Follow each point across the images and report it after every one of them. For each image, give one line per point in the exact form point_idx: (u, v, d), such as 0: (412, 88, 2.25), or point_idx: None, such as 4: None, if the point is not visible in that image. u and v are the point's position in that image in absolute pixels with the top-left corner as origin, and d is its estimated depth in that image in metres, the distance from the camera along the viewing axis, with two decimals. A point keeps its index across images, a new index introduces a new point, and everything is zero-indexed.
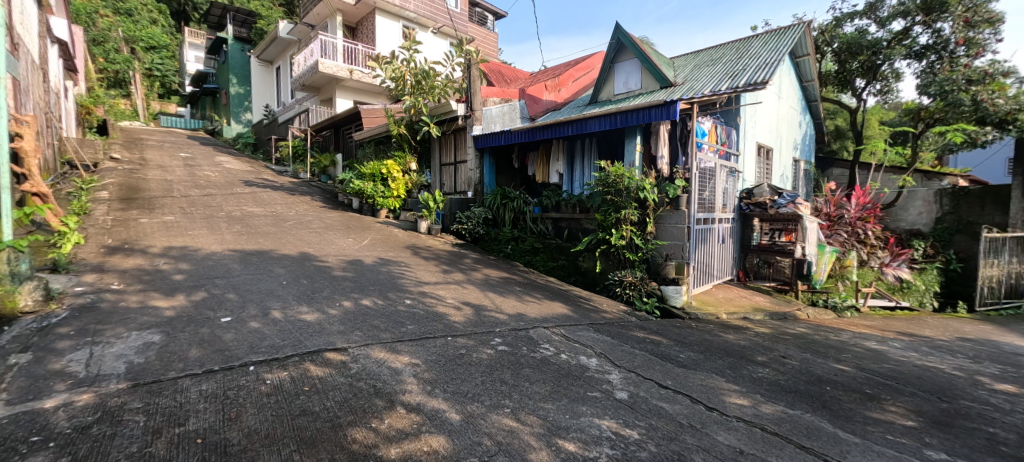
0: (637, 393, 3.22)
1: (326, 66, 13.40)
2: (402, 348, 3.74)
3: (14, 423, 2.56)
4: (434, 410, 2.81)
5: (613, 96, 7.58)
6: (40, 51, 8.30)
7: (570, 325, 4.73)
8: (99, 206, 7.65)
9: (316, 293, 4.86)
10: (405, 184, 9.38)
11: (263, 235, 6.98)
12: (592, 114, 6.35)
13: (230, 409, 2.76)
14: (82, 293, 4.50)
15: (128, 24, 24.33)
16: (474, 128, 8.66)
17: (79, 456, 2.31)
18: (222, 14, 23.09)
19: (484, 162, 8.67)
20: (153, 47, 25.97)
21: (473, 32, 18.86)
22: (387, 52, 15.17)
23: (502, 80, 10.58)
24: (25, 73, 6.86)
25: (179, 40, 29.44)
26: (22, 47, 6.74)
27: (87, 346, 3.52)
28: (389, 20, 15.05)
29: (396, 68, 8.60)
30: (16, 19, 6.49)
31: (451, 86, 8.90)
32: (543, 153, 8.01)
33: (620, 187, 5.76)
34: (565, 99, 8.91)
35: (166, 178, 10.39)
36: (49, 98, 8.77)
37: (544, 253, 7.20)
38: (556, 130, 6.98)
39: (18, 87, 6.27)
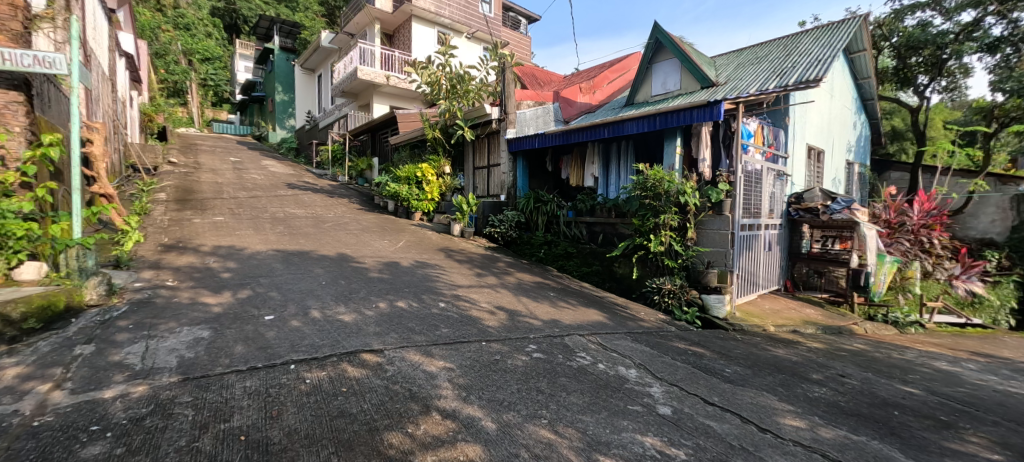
0: (681, 409, 3.11)
1: (365, 73, 13.77)
2: (436, 352, 3.76)
3: (76, 412, 2.68)
4: (469, 418, 2.80)
5: (650, 97, 7.41)
6: (110, 62, 8.95)
7: (607, 333, 4.62)
8: (157, 206, 8.14)
9: (353, 294, 4.95)
10: (440, 187, 9.50)
11: (303, 236, 7.20)
12: (630, 116, 6.16)
13: (272, 407, 2.84)
14: (141, 289, 4.63)
15: (185, 38, 26.06)
16: (507, 132, 8.51)
17: (133, 447, 2.40)
18: (267, 25, 24.21)
19: (518, 165, 8.65)
20: (208, 58, 27.52)
21: (507, 37, 18.86)
22: (422, 58, 15.46)
23: (535, 83, 10.61)
24: (96, 83, 7.40)
25: (231, 51, 31.12)
26: (93, 60, 7.22)
27: (144, 339, 3.62)
28: (425, 27, 15.32)
29: (432, 74, 8.72)
30: (89, 33, 6.96)
31: (486, 90, 8.91)
32: (577, 157, 7.87)
33: (659, 191, 5.56)
34: (599, 101, 8.94)
35: (217, 181, 10.96)
36: (117, 106, 9.40)
37: (577, 257, 7.11)
38: (591, 133, 6.84)
39: (89, 96, 6.69)
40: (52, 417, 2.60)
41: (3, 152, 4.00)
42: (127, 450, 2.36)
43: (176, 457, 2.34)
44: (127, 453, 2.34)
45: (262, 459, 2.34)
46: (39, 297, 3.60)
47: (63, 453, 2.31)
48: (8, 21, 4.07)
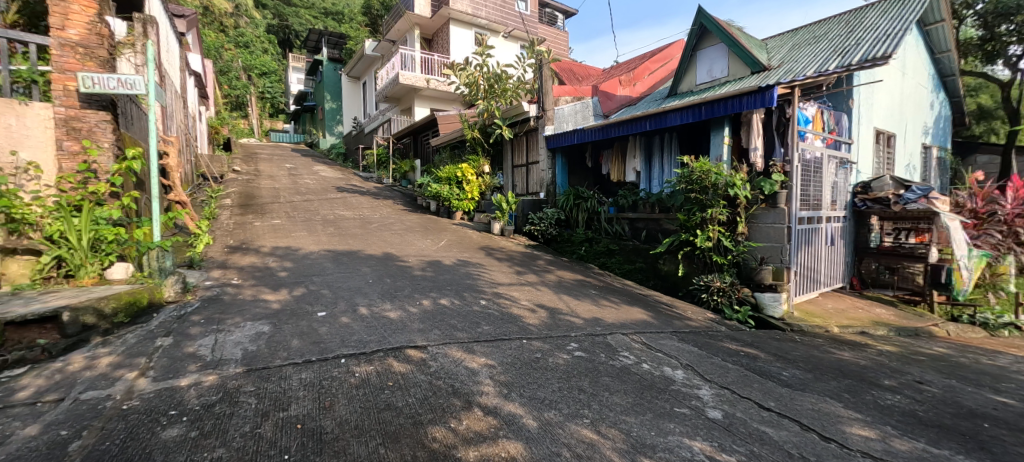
0: (733, 413, 2.96)
1: (406, 78, 14.24)
2: (478, 349, 3.82)
3: (157, 398, 2.95)
4: (510, 415, 2.82)
5: (695, 86, 7.10)
6: (181, 81, 9.79)
7: (651, 332, 4.49)
8: (224, 211, 8.84)
9: (398, 292, 5.12)
10: (479, 186, 9.60)
11: (352, 236, 7.56)
12: (673, 107, 5.93)
13: (325, 398, 3.00)
14: (210, 287, 5.03)
15: (245, 55, 28.17)
16: (546, 128, 8.56)
17: (205, 431, 2.62)
18: (317, 38, 25.62)
19: (557, 161, 8.58)
20: (265, 73, 29.56)
21: (544, 33, 18.81)
22: (460, 59, 15.74)
23: (572, 78, 10.54)
24: (169, 100, 8.13)
25: (285, 65, 33.13)
26: (167, 79, 7.95)
27: (214, 332, 3.92)
28: (463, 29, 15.64)
29: (469, 74, 9.01)
30: (162, 55, 7.66)
31: (523, 87, 9.06)
32: (618, 151, 7.70)
33: (706, 183, 5.30)
34: (640, 93, 8.48)
35: (275, 187, 11.73)
36: (188, 121, 10.26)
37: (620, 255, 6.97)
38: (632, 126, 6.66)
39: (164, 113, 7.38)
40: (138, 401, 2.88)
41: (95, 166, 4.49)
42: (200, 433, 2.57)
43: (241, 442, 2.52)
44: (200, 436, 2.56)
45: (316, 447, 2.48)
46: (126, 295, 3.99)
47: (147, 434, 2.56)
48: (95, 49, 4.56)
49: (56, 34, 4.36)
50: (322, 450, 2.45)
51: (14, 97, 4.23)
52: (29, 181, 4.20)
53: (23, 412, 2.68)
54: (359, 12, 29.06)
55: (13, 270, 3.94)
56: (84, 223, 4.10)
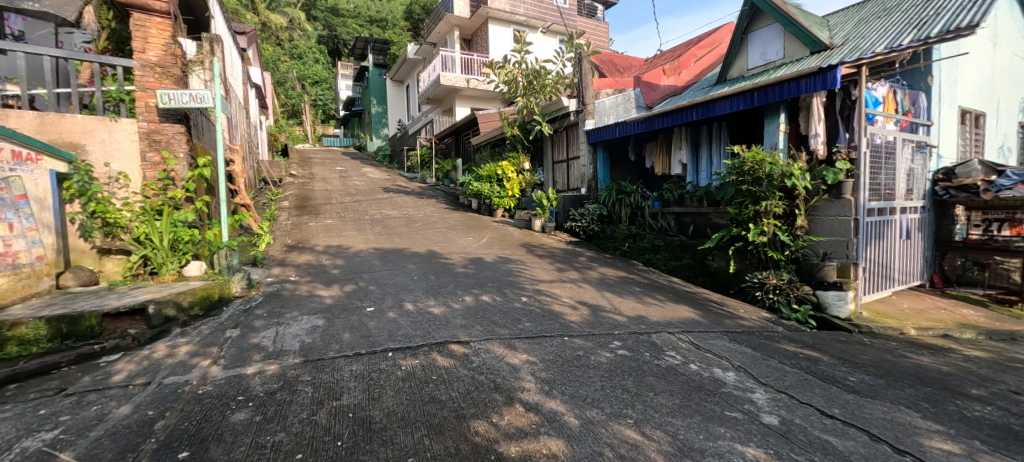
0: (791, 420, 2.78)
1: (446, 79, 14.54)
2: (519, 345, 3.85)
3: (228, 384, 3.23)
4: (552, 412, 2.82)
5: (746, 71, 6.68)
6: (243, 93, 10.58)
7: (700, 332, 4.31)
8: (283, 213, 9.47)
9: (441, 288, 5.26)
10: (519, 184, 9.82)
11: (398, 235, 7.85)
12: (721, 94, 5.64)
13: (374, 390, 3.15)
14: (271, 283, 5.42)
15: (299, 66, 29.92)
16: (586, 123, 8.41)
17: (268, 415, 2.84)
18: (363, 46, 26.72)
19: (598, 156, 8.41)
20: (316, 81, 31.24)
21: (582, 26, 18.49)
22: (499, 58, 15.82)
23: (614, 70, 10.44)
24: (234, 112, 8.85)
25: (335, 73, 34.84)
26: (231, 92, 8.64)
27: (275, 325, 4.23)
28: (502, 27, 15.65)
29: (508, 72, 8.88)
30: (227, 70, 8.33)
31: (562, 82, 8.83)
32: (662, 143, 7.42)
33: (759, 175, 4.98)
34: (686, 81, 8.13)
35: (327, 189, 12.38)
36: (250, 130, 11.06)
37: (666, 251, 6.75)
38: (677, 116, 6.39)
39: (229, 123, 8.03)
40: (211, 387, 3.17)
41: (173, 174, 5.00)
42: (263, 418, 2.78)
43: (299, 427, 2.70)
44: (264, 420, 2.78)
45: (366, 435, 2.61)
46: (200, 290, 4.41)
47: (220, 417, 2.81)
48: (171, 68, 5.08)
49: (139, 56, 4.91)
50: (372, 438, 2.57)
51: (107, 115, 4.76)
52: (121, 189, 4.68)
53: (118, 393, 3.04)
54: (401, 17, 30.03)
55: (110, 268, 4.57)
56: (165, 225, 4.61)
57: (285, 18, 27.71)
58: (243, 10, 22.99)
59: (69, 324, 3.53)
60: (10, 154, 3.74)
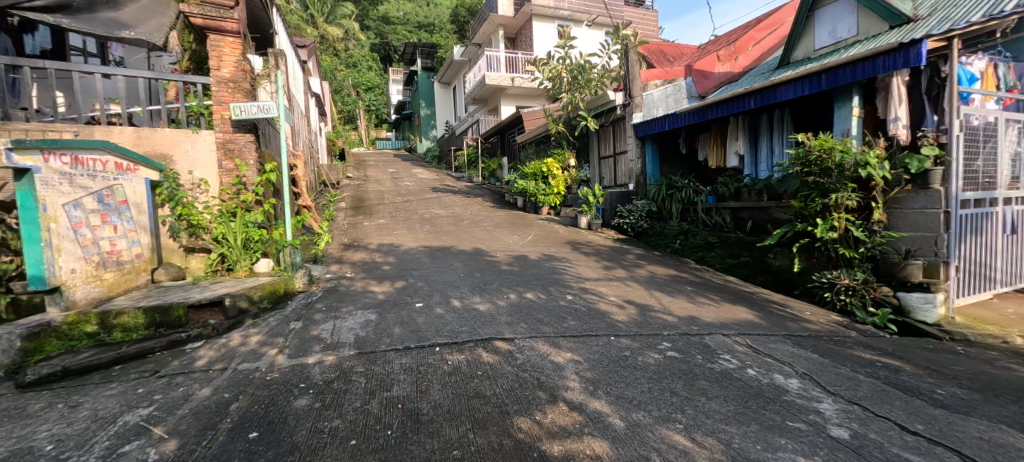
0: (864, 434, 2.53)
1: (491, 79, 14.73)
2: (564, 343, 3.82)
3: (292, 372, 3.49)
4: (596, 412, 2.77)
5: (812, 52, 6.17)
6: (304, 101, 11.35)
7: (759, 334, 4.04)
8: (340, 213, 10.07)
9: (487, 285, 5.35)
10: (565, 180, 9.90)
11: (446, 233, 8.07)
12: (783, 79, 5.32)
13: (421, 383, 3.25)
14: (330, 279, 5.78)
15: (354, 74, 31.48)
16: (634, 116, 8.27)
17: (326, 402, 3.03)
18: (412, 51, 27.70)
19: (646, 150, 8.23)
20: (368, 87, 32.81)
21: (628, 16, 17.99)
22: (543, 54, 15.76)
23: (663, 59, 10.27)
24: (297, 121, 9.53)
25: (386, 78, 36.43)
26: (294, 102, 9.31)
27: (332, 319, 4.52)
28: (546, 23, 15.62)
29: (552, 68, 8.93)
30: (289, 82, 8.99)
31: (609, 76, 8.76)
32: (716, 135, 7.13)
33: (827, 165, 4.59)
34: (743, 67, 7.72)
35: (380, 190, 12.97)
36: (311, 137, 11.84)
37: (721, 248, 6.42)
38: (733, 105, 6.11)
39: (293, 131, 8.69)
40: (277, 374, 3.44)
41: (245, 179, 5.49)
42: (322, 405, 2.97)
43: (354, 414, 2.85)
44: (323, 406, 2.96)
45: (415, 425, 2.70)
46: (268, 285, 4.79)
47: (285, 401, 3.04)
48: (241, 83, 5.59)
49: (215, 74, 5.45)
50: (420, 429, 2.65)
51: (190, 128, 5.32)
52: (202, 194, 5.25)
53: (201, 376, 3.39)
54: (448, 21, 30.81)
55: (194, 265, 5.10)
56: (238, 226, 5.10)
57: (340, 29, 29.22)
58: (303, 25, 24.58)
59: (162, 314, 3.99)
60: (114, 166, 4.24)
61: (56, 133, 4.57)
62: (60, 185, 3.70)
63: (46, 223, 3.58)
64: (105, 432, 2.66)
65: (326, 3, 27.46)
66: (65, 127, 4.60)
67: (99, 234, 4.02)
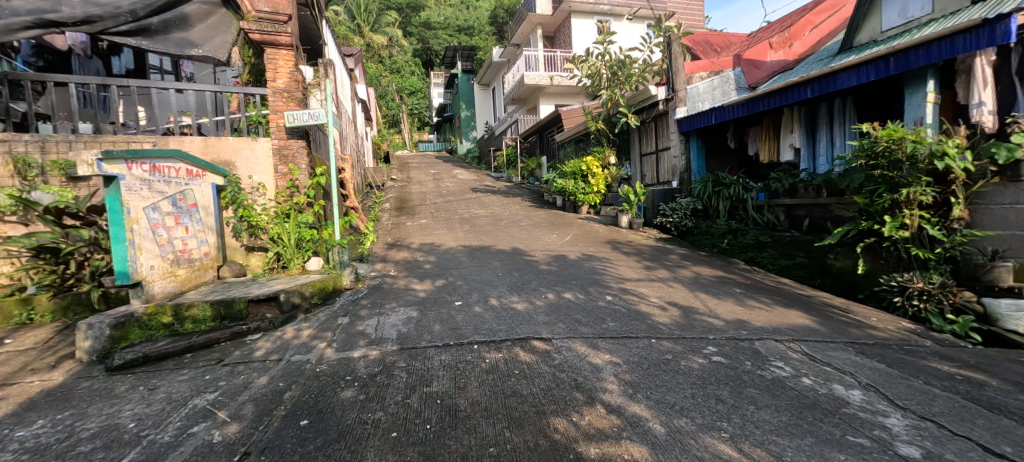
0: (939, 455, 2.28)
1: (530, 79, 14.77)
2: (603, 345, 3.74)
3: (339, 364, 3.67)
4: (636, 416, 2.69)
5: (878, 34, 5.67)
6: (351, 108, 11.91)
7: (817, 341, 3.75)
8: (384, 214, 10.47)
9: (525, 285, 5.36)
10: (605, 179, 9.97)
11: (485, 233, 8.17)
12: (842, 65, 4.99)
13: (460, 379, 3.30)
14: (374, 277, 6.02)
15: (397, 79, 32.55)
16: (677, 110, 8.14)
17: (370, 394, 3.15)
18: (453, 54, 28.26)
19: (691, 145, 8.23)
20: (411, 91, 33.77)
21: (670, 7, 17.42)
22: (581, 51, 15.57)
23: (710, 50, 9.93)
24: (344, 126, 10.03)
25: (428, 82, 37.40)
26: (342, 109, 9.81)
27: (376, 315, 4.71)
28: (584, 19, 15.46)
29: (592, 65, 9.07)
30: (338, 90, 9.48)
31: (650, 70, 8.76)
32: (769, 127, 7.03)
33: (895, 157, 4.24)
34: (798, 54, 7.32)
35: (423, 191, 13.34)
36: (357, 141, 12.40)
37: (774, 248, 6.08)
38: (788, 95, 5.81)
39: (341, 136, 9.16)
40: (326, 366, 3.64)
41: (297, 183, 5.86)
42: (366, 397, 3.08)
43: (395, 407, 2.93)
44: (367, 398, 3.08)
45: (452, 420, 2.74)
46: (318, 282, 5.07)
47: (333, 392, 3.19)
48: (295, 92, 5.98)
49: (271, 85, 5.85)
50: (458, 425, 2.68)
51: (250, 136, 5.79)
52: (260, 197, 5.65)
53: (259, 366, 3.65)
54: (487, 23, 31.43)
55: (254, 263, 5.52)
56: (292, 226, 5.46)
57: (385, 37, 30.27)
58: (350, 35, 25.71)
59: (226, 307, 4.33)
60: (186, 172, 4.65)
61: (137, 144, 5.20)
62: (141, 190, 4.08)
63: (130, 224, 3.96)
64: (177, 413, 2.92)
65: (371, 12, 28.52)
66: (145, 139, 5.24)
67: (173, 234, 4.43)
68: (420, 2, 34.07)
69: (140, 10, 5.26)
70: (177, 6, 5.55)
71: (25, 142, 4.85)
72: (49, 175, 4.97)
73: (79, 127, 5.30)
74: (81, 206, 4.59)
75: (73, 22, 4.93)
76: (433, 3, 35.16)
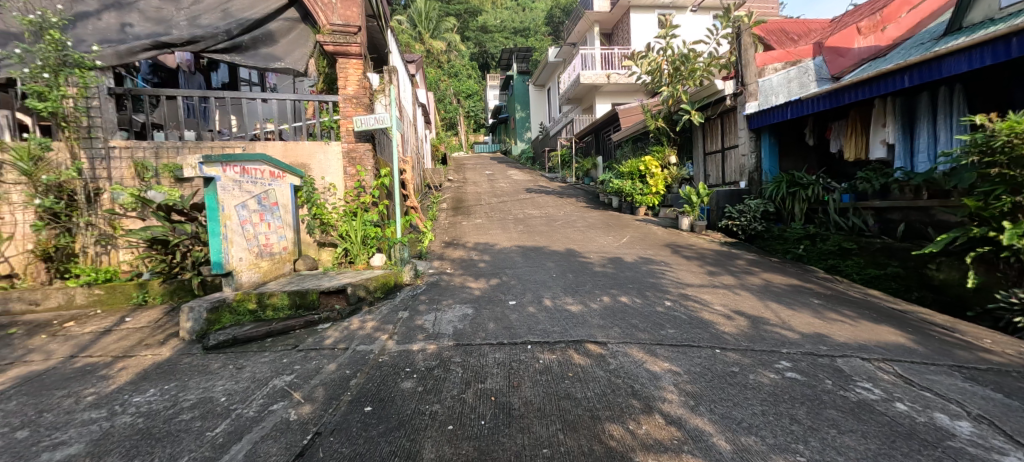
0: None
1: (586, 78, 14.54)
2: (661, 352, 3.59)
3: (399, 356, 3.84)
4: (698, 430, 2.54)
5: (997, 12, 4.90)
6: (413, 112, 12.45)
7: (915, 362, 3.31)
8: (441, 213, 10.82)
9: (579, 286, 5.28)
10: (665, 179, 9.60)
11: (540, 233, 8.15)
12: (948, 50, 4.43)
13: (514, 378, 3.32)
14: (432, 274, 6.24)
15: (455, 83, 33.39)
16: (748, 105, 7.76)
17: (428, 386, 3.26)
18: (510, 56, 28.56)
19: (763, 142, 7.73)
20: (468, 94, 34.56)
21: None
22: (641, 47, 15.07)
23: (785, 39, 9.22)
24: (406, 129, 10.53)
25: (485, 85, 38.10)
26: (404, 113, 10.33)
27: (434, 311, 4.89)
28: (645, 14, 14.94)
29: (652, 61, 8.79)
30: (400, 95, 10.01)
31: (716, 63, 8.27)
32: (856, 121, 6.47)
33: (1017, 154, 3.67)
34: (891, 37, 6.48)
35: (479, 191, 13.58)
36: (417, 144, 12.93)
37: (860, 256, 5.49)
38: (881, 86, 5.25)
39: (404, 138, 9.68)
40: (388, 357, 3.83)
41: (364, 184, 6.25)
42: (424, 389, 3.19)
43: (452, 401, 3.01)
44: (425, 390, 3.20)
45: (507, 418, 2.76)
46: (381, 277, 5.37)
47: (394, 382, 3.35)
48: (362, 98, 6.33)
49: (342, 92, 6.27)
50: (511, 424, 2.69)
51: (323, 140, 6.30)
52: (331, 196, 6.14)
53: (328, 353, 3.93)
54: (544, 24, 32.43)
55: (325, 257, 5.98)
56: (358, 225, 5.86)
57: (444, 42, 31.09)
58: (411, 42, 26.75)
59: (301, 297, 4.72)
60: (269, 174, 5.13)
61: (230, 149, 5.87)
62: (234, 190, 4.56)
63: (224, 220, 4.45)
64: (260, 392, 3.22)
65: (430, 19, 29.42)
66: (236, 144, 5.89)
67: (259, 230, 4.94)
68: (478, 7, 34.84)
69: (235, 29, 5.91)
70: (263, 23, 6.15)
71: (144, 149, 5.71)
72: (161, 177, 5.79)
73: (185, 135, 6.05)
74: (185, 203, 5.24)
75: (181, 43, 5.60)
76: (491, 7, 35.70)
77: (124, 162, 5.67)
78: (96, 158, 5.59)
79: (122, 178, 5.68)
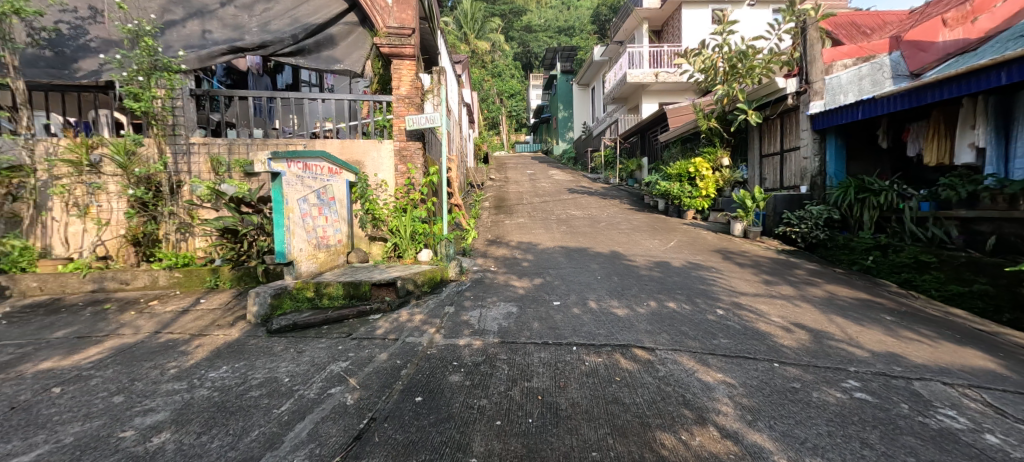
0: None
1: (633, 77, 14.20)
2: (714, 362, 3.45)
3: (445, 350, 3.93)
4: (757, 446, 2.42)
5: None
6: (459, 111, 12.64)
7: (1008, 391, 2.99)
8: (483, 211, 10.95)
9: (625, 290, 5.17)
10: (715, 182, 9.29)
11: (584, 234, 8.06)
12: None
13: (560, 379, 3.31)
14: (477, 271, 6.33)
15: (500, 83, 33.55)
16: (813, 104, 7.24)
17: (475, 381, 3.31)
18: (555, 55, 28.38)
19: (828, 144, 7.22)
20: (512, 94, 34.69)
21: None
22: (694, 44, 14.51)
23: (857, 34, 8.56)
24: (452, 128, 10.73)
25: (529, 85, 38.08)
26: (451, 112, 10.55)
27: (479, 307, 4.96)
28: (698, 9, 14.36)
29: (706, 58, 8.45)
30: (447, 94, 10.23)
31: (777, 60, 7.76)
32: (941, 123, 5.90)
33: None
34: (981, 30, 5.88)
35: (522, 191, 13.60)
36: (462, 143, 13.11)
37: (941, 270, 5.01)
38: (972, 84, 4.76)
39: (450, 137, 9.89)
40: (436, 350, 3.93)
41: (414, 181, 6.44)
42: (472, 383, 3.26)
43: (499, 397, 3.05)
44: (472, 384, 3.25)
45: (554, 418, 2.76)
46: (428, 272, 5.52)
47: (442, 375, 3.44)
48: (415, 98, 6.51)
49: (395, 92, 6.48)
50: (559, 424, 2.68)
51: (376, 138, 6.56)
52: (382, 193, 6.38)
53: (379, 343, 4.08)
54: (590, 22, 31.97)
55: (374, 251, 6.21)
56: (407, 220, 6.06)
57: (489, 43, 31.30)
58: (456, 43, 27.11)
59: (354, 287, 4.95)
60: (327, 170, 5.40)
61: (292, 145, 6.22)
62: (296, 185, 4.82)
63: (288, 212, 4.71)
64: (319, 375, 3.41)
65: (477, 19, 29.58)
66: (298, 141, 6.23)
67: (316, 223, 5.20)
68: (523, 7, 34.87)
69: (300, 34, 6.28)
70: (326, 28, 6.49)
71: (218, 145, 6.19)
72: (233, 171, 6.24)
73: (254, 133, 6.49)
74: (253, 196, 5.56)
75: (253, 47, 6.01)
76: (536, 6, 35.63)
77: (202, 157, 6.18)
78: (179, 153, 6.14)
79: (200, 172, 6.20)
